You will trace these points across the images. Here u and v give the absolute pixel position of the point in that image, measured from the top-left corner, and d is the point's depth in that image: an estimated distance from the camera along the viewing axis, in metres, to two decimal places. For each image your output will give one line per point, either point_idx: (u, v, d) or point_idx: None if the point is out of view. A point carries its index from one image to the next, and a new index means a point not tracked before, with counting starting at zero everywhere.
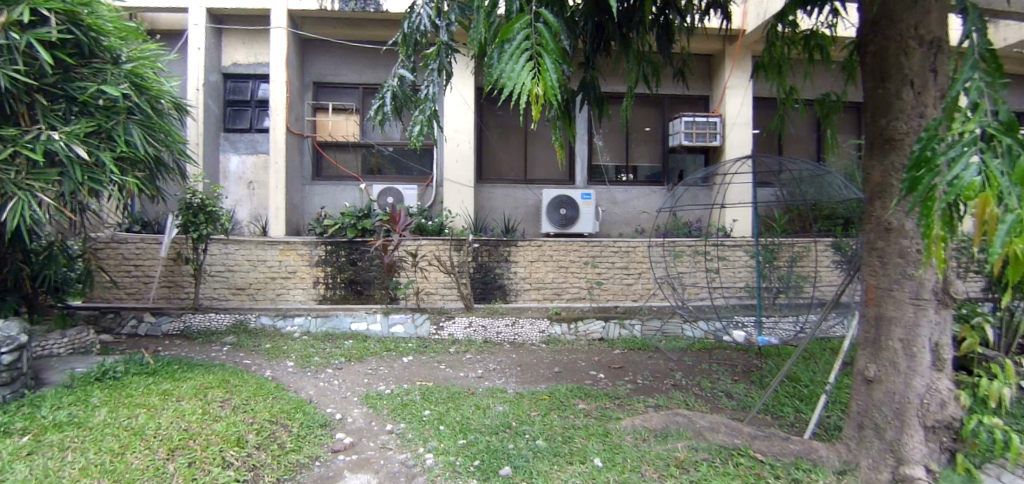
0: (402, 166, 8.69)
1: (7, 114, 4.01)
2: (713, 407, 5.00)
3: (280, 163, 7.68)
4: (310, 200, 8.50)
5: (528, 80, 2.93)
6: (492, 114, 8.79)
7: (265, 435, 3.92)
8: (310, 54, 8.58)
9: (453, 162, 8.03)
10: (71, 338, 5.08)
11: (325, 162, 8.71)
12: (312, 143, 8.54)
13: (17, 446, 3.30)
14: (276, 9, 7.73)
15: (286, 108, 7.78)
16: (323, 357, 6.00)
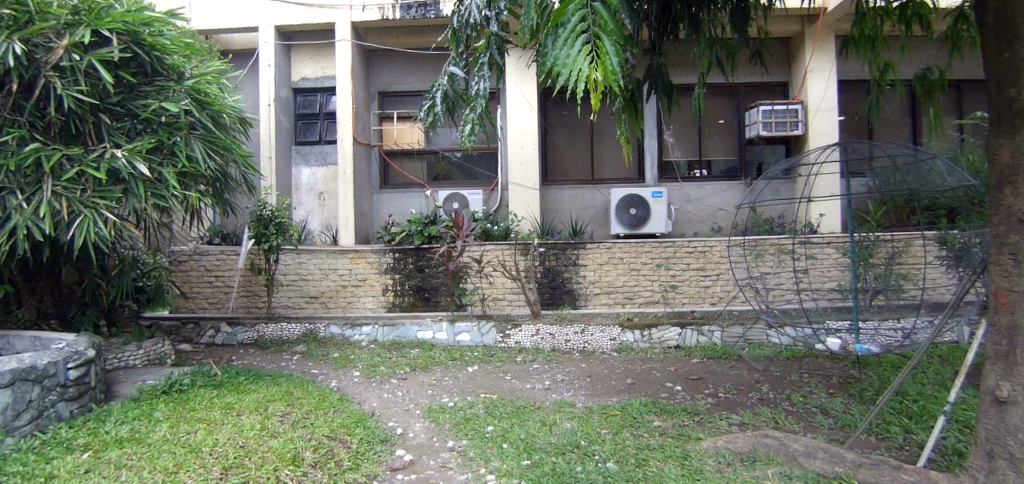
0: (468, 171, 8.43)
1: (75, 135, 4.09)
2: (807, 426, 4.23)
3: (349, 173, 7.53)
4: (378, 208, 8.38)
5: (585, 65, 2.48)
6: (558, 114, 8.36)
7: (323, 453, 3.67)
8: (374, 63, 8.43)
9: (518, 165, 7.52)
10: (146, 350, 5.15)
11: (393, 170, 8.54)
12: (379, 152, 8.38)
13: (76, 463, 3.21)
14: (340, 22, 7.59)
15: (354, 118, 7.64)
16: (389, 367, 5.58)
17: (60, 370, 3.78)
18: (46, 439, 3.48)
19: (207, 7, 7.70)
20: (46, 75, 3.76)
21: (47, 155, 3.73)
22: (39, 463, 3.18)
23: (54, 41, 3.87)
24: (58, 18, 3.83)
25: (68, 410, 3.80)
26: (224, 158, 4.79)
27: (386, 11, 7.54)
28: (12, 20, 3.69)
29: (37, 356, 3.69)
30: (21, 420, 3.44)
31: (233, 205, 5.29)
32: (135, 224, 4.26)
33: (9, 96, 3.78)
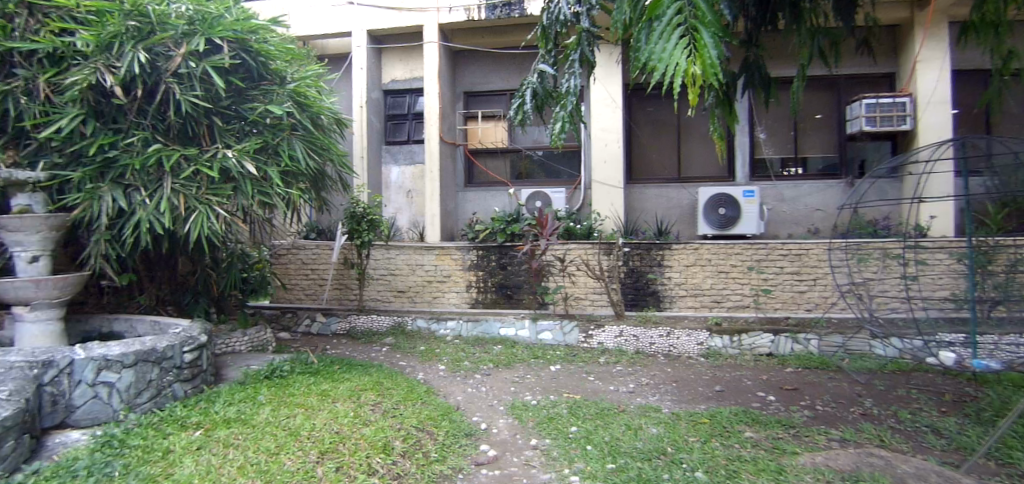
0: (550, 169, 8.12)
1: (191, 136, 4.17)
2: (917, 446, 3.79)
3: (435, 172, 7.56)
4: (462, 206, 8.38)
5: (683, 58, 2.43)
6: (642, 111, 7.92)
7: (412, 443, 3.75)
8: (461, 65, 8.37)
9: (601, 163, 7.15)
10: (251, 336, 5.50)
11: (476, 170, 8.45)
12: (464, 151, 8.33)
13: (189, 440, 3.45)
14: (428, 24, 7.61)
15: (440, 118, 7.66)
16: (473, 362, 5.54)
17: (177, 352, 4.09)
18: (165, 416, 3.78)
19: (306, 13, 8.05)
20: (166, 82, 3.81)
21: (168, 155, 3.82)
22: (157, 438, 3.45)
23: (173, 50, 3.92)
24: (177, 28, 3.87)
25: (183, 390, 4.11)
26: (323, 157, 4.73)
27: (472, 12, 7.42)
28: (137, 31, 3.77)
29: (157, 339, 4.03)
30: (141, 398, 3.78)
31: (329, 202, 5.26)
32: (243, 220, 4.31)
33: (134, 101, 3.92)
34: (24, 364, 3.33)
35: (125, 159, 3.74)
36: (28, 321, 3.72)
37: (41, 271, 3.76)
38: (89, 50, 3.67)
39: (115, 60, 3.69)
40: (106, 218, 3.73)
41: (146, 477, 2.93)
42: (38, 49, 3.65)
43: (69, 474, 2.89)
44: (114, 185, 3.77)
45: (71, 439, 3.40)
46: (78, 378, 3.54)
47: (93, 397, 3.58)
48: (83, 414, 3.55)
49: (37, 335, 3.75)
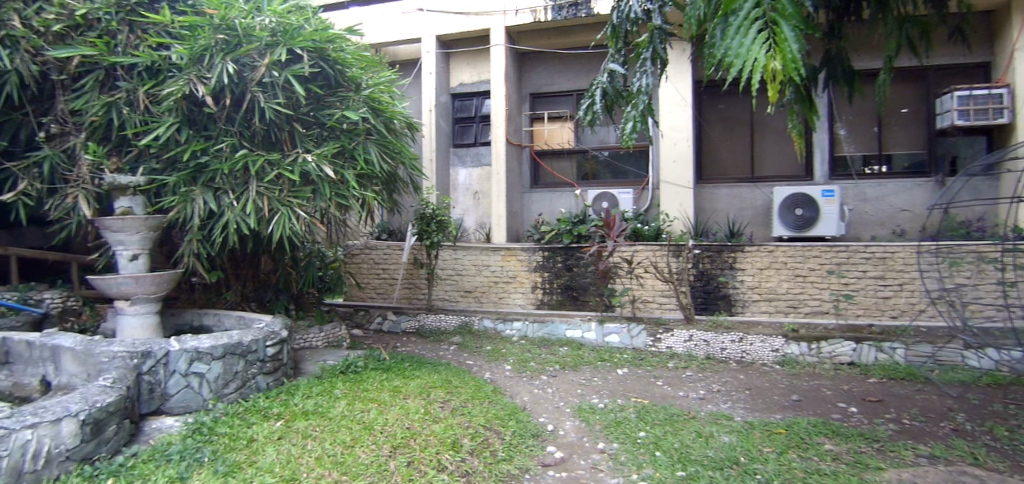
0: (618, 169, 7.56)
1: (274, 142, 4.26)
2: (1017, 466, 3.34)
3: (502, 173, 7.22)
4: (529, 208, 7.88)
5: (762, 54, 2.39)
6: (712, 108, 7.40)
7: (480, 441, 3.80)
8: (526, 66, 7.94)
9: (671, 162, 6.71)
10: (327, 332, 5.70)
11: (543, 171, 7.95)
12: (531, 152, 7.88)
13: (271, 430, 3.64)
14: (494, 28, 7.29)
15: (507, 119, 7.32)
16: (539, 363, 5.49)
17: (261, 347, 4.29)
18: (250, 405, 3.99)
19: (379, 21, 7.90)
20: (251, 91, 3.97)
21: (253, 160, 3.95)
22: (243, 426, 3.66)
23: (257, 60, 4.03)
24: (261, 39, 3.97)
25: (266, 382, 4.30)
26: (395, 160, 4.79)
27: (538, 14, 7.07)
28: (225, 43, 3.93)
29: (243, 333, 4.24)
30: (228, 388, 4.01)
31: (400, 204, 5.27)
32: (321, 222, 4.39)
33: (224, 110, 4.05)
34: (127, 353, 3.61)
35: (215, 165, 3.88)
36: (129, 314, 3.85)
37: (140, 269, 3.90)
38: (183, 63, 3.87)
39: (206, 71, 3.88)
40: (197, 220, 3.87)
41: (233, 463, 3.13)
42: (138, 63, 3.88)
43: (164, 458, 3.14)
44: (205, 188, 3.93)
45: (165, 425, 3.63)
46: (173, 368, 3.79)
47: (185, 387, 3.81)
48: (176, 402, 3.78)
49: (138, 328, 3.90)
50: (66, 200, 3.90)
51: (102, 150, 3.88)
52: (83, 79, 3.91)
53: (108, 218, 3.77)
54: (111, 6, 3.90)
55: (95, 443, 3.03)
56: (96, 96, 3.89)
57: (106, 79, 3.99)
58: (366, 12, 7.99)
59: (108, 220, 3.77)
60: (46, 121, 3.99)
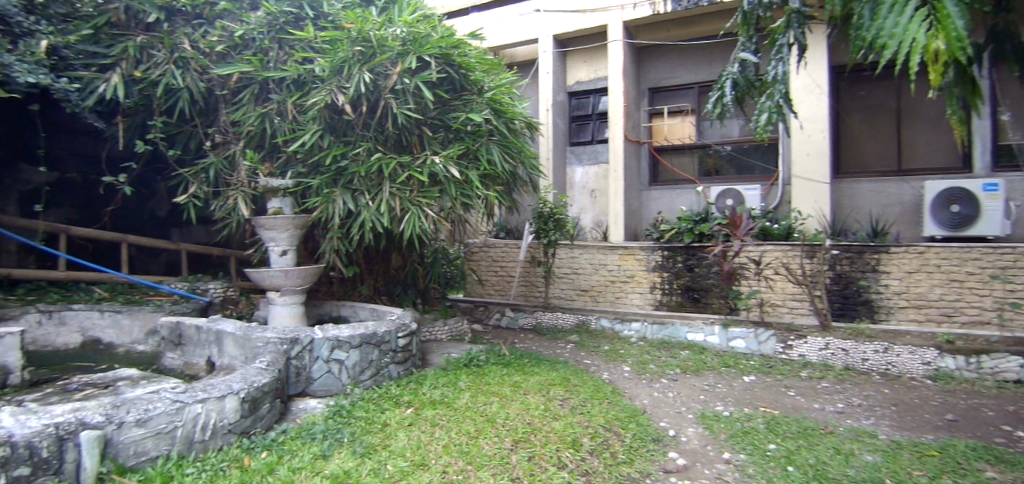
0: (743, 165, 7.06)
1: (404, 145, 4.50)
2: None
3: (620, 171, 7.00)
4: (647, 206, 7.56)
5: (923, 34, 2.36)
6: (852, 95, 6.64)
7: (600, 442, 3.74)
8: (644, 59, 7.55)
9: (804, 156, 6.16)
10: (451, 326, 5.94)
11: (662, 167, 7.59)
12: (650, 149, 7.53)
13: (402, 416, 3.85)
14: (611, 23, 7.07)
15: (625, 116, 7.06)
16: (659, 365, 5.34)
17: (393, 337, 4.51)
18: (384, 392, 4.24)
19: (499, 24, 7.94)
20: (385, 97, 4.20)
21: (387, 163, 4.19)
22: (377, 411, 3.89)
23: (389, 69, 4.20)
24: (394, 49, 4.13)
25: (397, 371, 4.53)
26: (517, 159, 4.88)
27: (658, 6, 6.76)
28: (362, 55, 4.10)
29: (378, 324, 4.48)
30: (364, 375, 4.25)
31: (518, 203, 5.20)
32: (447, 220, 4.54)
33: (360, 116, 4.30)
34: (278, 339, 3.92)
35: (353, 168, 4.14)
36: (280, 305, 4.16)
37: (288, 263, 4.19)
38: (325, 75, 4.12)
39: (345, 82, 4.10)
40: (337, 219, 4.13)
41: (369, 445, 3.35)
42: (286, 77, 4.15)
43: (309, 436, 3.42)
44: (344, 190, 4.18)
45: (309, 406, 3.92)
46: (316, 354, 4.07)
47: (327, 372, 4.10)
48: (319, 386, 4.07)
49: (286, 317, 4.21)
50: (229, 201, 4.28)
51: (257, 156, 4.20)
52: (241, 93, 4.26)
53: (262, 218, 4.07)
54: (264, 26, 4.16)
55: (252, 419, 3.39)
56: (252, 108, 4.24)
57: (259, 92, 4.32)
58: (487, 16, 8.07)
59: (263, 219, 4.07)
60: (211, 132, 4.43)
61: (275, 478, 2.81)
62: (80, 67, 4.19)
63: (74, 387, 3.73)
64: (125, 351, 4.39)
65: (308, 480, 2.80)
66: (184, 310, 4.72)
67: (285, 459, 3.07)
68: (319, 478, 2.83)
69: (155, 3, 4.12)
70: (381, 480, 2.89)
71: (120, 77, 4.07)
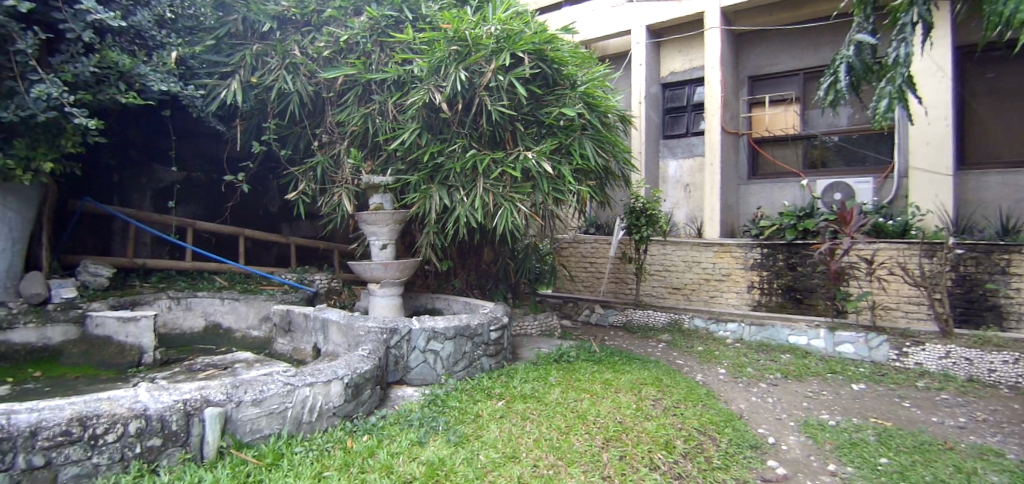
0: (852, 156, 6.60)
1: (498, 141, 4.57)
2: None
3: (717, 165, 6.76)
4: (745, 201, 7.25)
5: None
6: (979, 78, 6.03)
7: (694, 445, 3.56)
8: (742, 47, 7.23)
9: (923, 145, 5.71)
10: (541, 321, 6.00)
11: (762, 159, 7.28)
12: (750, 140, 7.24)
13: (494, 408, 3.88)
14: (709, 10, 6.80)
15: (723, 106, 6.81)
16: (757, 369, 5.10)
17: (486, 330, 4.58)
18: (477, 384, 4.31)
19: (592, 17, 7.84)
20: (480, 95, 4.26)
21: (481, 159, 4.27)
22: (470, 402, 3.95)
23: (484, 66, 4.25)
24: (488, 47, 4.17)
25: (489, 364, 4.60)
26: (610, 154, 4.82)
27: None
28: (458, 54, 4.17)
29: (472, 316, 4.57)
30: (458, 366, 4.36)
31: (611, 197, 5.17)
32: (540, 215, 4.56)
33: (456, 114, 4.40)
34: (379, 329, 4.09)
35: (449, 165, 4.27)
36: (379, 295, 4.36)
37: (387, 257, 4.37)
38: (423, 75, 4.23)
39: (442, 80, 4.18)
40: (434, 214, 4.25)
41: (462, 435, 3.38)
42: (388, 78, 4.32)
43: (407, 422, 3.49)
44: (440, 186, 4.31)
45: (407, 394, 4.07)
46: (414, 344, 4.22)
47: (423, 361, 4.23)
48: (416, 375, 4.21)
49: (386, 308, 4.39)
50: (333, 198, 4.51)
51: (360, 155, 4.42)
52: (346, 95, 4.48)
53: (366, 213, 4.27)
54: (367, 30, 4.36)
55: (355, 403, 3.49)
56: (356, 108, 4.45)
57: (363, 93, 4.52)
58: (578, 10, 8.00)
59: (366, 214, 4.26)
60: (319, 132, 4.69)
61: (376, 461, 2.86)
62: (203, 75, 4.57)
63: (198, 367, 4.06)
64: (241, 336, 4.76)
65: (406, 465, 2.82)
66: (292, 299, 5.04)
67: (385, 443, 3.14)
68: (417, 463, 2.85)
69: (269, 14, 4.44)
70: (475, 470, 2.87)
71: (238, 83, 4.40)
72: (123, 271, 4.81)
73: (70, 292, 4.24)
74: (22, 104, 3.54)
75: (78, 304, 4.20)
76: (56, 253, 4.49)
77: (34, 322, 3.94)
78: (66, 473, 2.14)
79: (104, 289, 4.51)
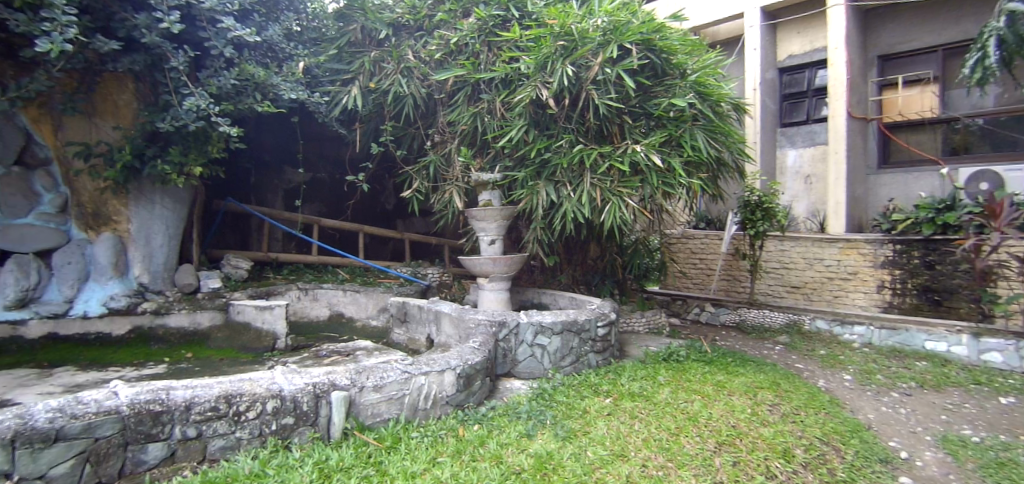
0: (1002, 140, 5.86)
1: (604, 135, 4.50)
2: None
3: (842, 153, 6.25)
4: (873, 192, 6.65)
5: None
6: None
7: (816, 456, 3.23)
8: (868, 25, 6.64)
9: None
10: (649, 318, 5.83)
11: (893, 147, 6.63)
12: (880, 126, 6.61)
13: (602, 405, 3.79)
14: None
15: (849, 89, 6.28)
16: (888, 376, 4.66)
17: (593, 326, 4.55)
18: (585, 379, 4.27)
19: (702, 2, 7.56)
20: (587, 89, 4.21)
21: (588, 154, 4.23)
22: (578, 398, 3.89)
23: (591, 60, 4.19)
24: (595, 40, 4.11)
25: (596, 360, 4.55)
26: (723, 145, 4.61)
27: None
28: (565, 49, 4.14)
29: (578, 312, 4.56)
30: (565, 361, 4.35)
31: (724, 191, 4.92)
32: (648, 210, 4.47)
33: (563, 110, 4.40)
34: (488, 322, 4.18)
35: (556, 160, 4.27)
36: (488, 290, 4.50)
37: (496, 252, 4.48)
38: (530, 72, 4.23)
39: (549, 76, 4.16)
40: (541, 210, 4.27)
41: (570, 430, 3.32)
42: (496, 77, 4.39)
43: (516, 415, 3.49)
44: (547, 181, 4.32)
45: (515, 386, 4.11)
46: (522, 338, 4.28)
47: (531, 355, 4.28)
48: (524, 368, 4.27)
49: (494, 302, 4.50)
50: (445, 195, 4.72)
51: (470, 153, 4.55)
52: (456, 95, 4.62)
53: (475, 209, 4.42)
54: (476, 31, 4.45)
55: (467, 393, 3.52)
56: (466, 108, 4.57)
57: (472, 93, 4.63)
58: None
59: (475, 211, 4.40)
60: (431, 132, 4.88)
61: (486, 450, 2.89)
62: (326, 83, 4.90)
63: (324, 353, 4.36)
64: (362, 325, 5.10)
65: (515, 457, 2.83)
66: (407, 291, 5.33)
67: (495, 433, 3.16)
68: (525, 456, 2.85)
69: (385, 21, 4.69)
70: (583, 466, 2.82)
71: (358, 89, 4.69)
72: (260, 264, 5.32)
73: (214, 282, 4.70)
74: (176, 116, 3.98)
75: (222, 294, 4.68)
76: (205, 248, 5.09)
77: (186, 309, 4.46)
78: (214, 444, 2.43)
79: (244, 280, 5.00)
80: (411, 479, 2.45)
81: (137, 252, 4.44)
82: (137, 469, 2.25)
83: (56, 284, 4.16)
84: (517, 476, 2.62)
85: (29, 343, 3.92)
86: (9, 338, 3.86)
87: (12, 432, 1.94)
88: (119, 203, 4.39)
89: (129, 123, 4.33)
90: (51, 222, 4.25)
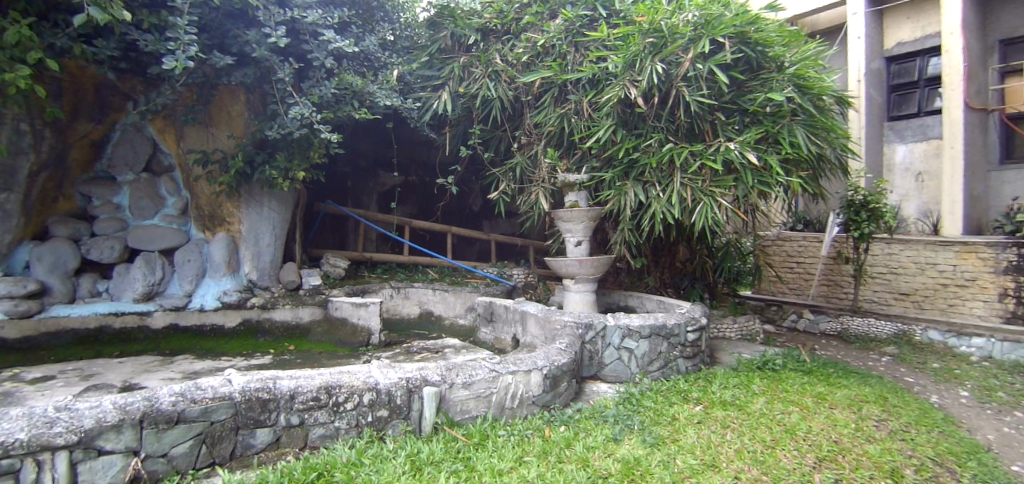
0: None
1: (695, 133, 4.35)
2: None
3: (959, 148, 5.72)
4: (995, 190, 6.05)
5: None
6: None
7: (930, 478, 2.95)
8: (988, 7, 6.06)
9: None
10: (741, 324, 5.60)
11: (1018, 139, 6.00)
12: (1003, 117, 6.00)
13: (692, 412, 3.64)
14: None
15: (967, 78, 5.73)
16: (1013, 394, 4.21)
17: (682, 330, 4.43)
18: (675, 385, 4.15)
19: None
20: (678, 87, 4.11)
21: (679, 152, 4.10)
22: (666, 404, 3.76)
23: (682, 56, 4.06)
24: (686, 35, 3.98)
25: (685, 366, 4.42)
26: (825, 141, 4.37)
27: None
28: (655, 46, 4.04)
29: (667, 316, 4.46)
30: (653, 366, 4.26)
31: (824, 189, 4.64)
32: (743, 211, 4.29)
33: (653, 108, 4.32)
34: (574, 323, 4.18)
35: (646, 159, 4.19)
36: (574, 290, 4.52)
37: (582, 253, 4.51)
38: (619, 71, 4.16)
39: (637, 74, 4.07)
40: (629, 211, 4.21)
41: (659, 436, 3.21)
42: (583, 77, 4.36)
43: (603, 418, 3.42)
44: (636, 182, 4.25)
45: (601, 389, 4.07)
46: (609, 340, 4.24)
47: (618, 358, 4.23)
48: (610, 371, 4.22)
49: (580, 303, 4.50)
50: (532, 197, 4.81)
51: (557, 154, 4.58)
52: (543, 97, 4.66)
53: (563, 210, 4.47)
54: (563, 32, 4.47)
55: (553, 394, 3.53)
56: (553, 109, 4.59)
57: (558, 94, 4.65)
58: None
59: (562, 212, 4.47)
60: (518, 134, 4.94)
61: (574, 452, 2.87)
62: (418, 89, 5.04)
63: (415, 349, 4.52)
64: (450, 322, 5.26)
65: (602, 460, 2.79)
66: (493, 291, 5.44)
67: (582, 435, 3.11)
68: (613, 460, 2.80)
69: (473, 26, 4.79)
70: (673, 474, 2.74)
71: (448, 94, 4.80)
72: (355, 264, 5.60)
73: (315, 280, 5.03)
74: (282, 124, 4.25)
75: (321, 290, 4.93)
76: (305, 247, 5.43)
77: (289, 303, 4.77)
78: (315, 432, 2.56)
79: (341, 279, 5.26)
80: (499, 476, 2.48)
81: (246, 252, 4.78)
82: (247, 452, 2.42)
83: (177, 279, 4.59)
84: (605, 480, 2.58)
85: (153, 332, 4.33)
86: (137, 327, 4.28)
87: (142, 412, 2.14)
88: (231, 206, 4.76)
89: (241, 132, 4.68)
90: (174, 222, 4.74)
